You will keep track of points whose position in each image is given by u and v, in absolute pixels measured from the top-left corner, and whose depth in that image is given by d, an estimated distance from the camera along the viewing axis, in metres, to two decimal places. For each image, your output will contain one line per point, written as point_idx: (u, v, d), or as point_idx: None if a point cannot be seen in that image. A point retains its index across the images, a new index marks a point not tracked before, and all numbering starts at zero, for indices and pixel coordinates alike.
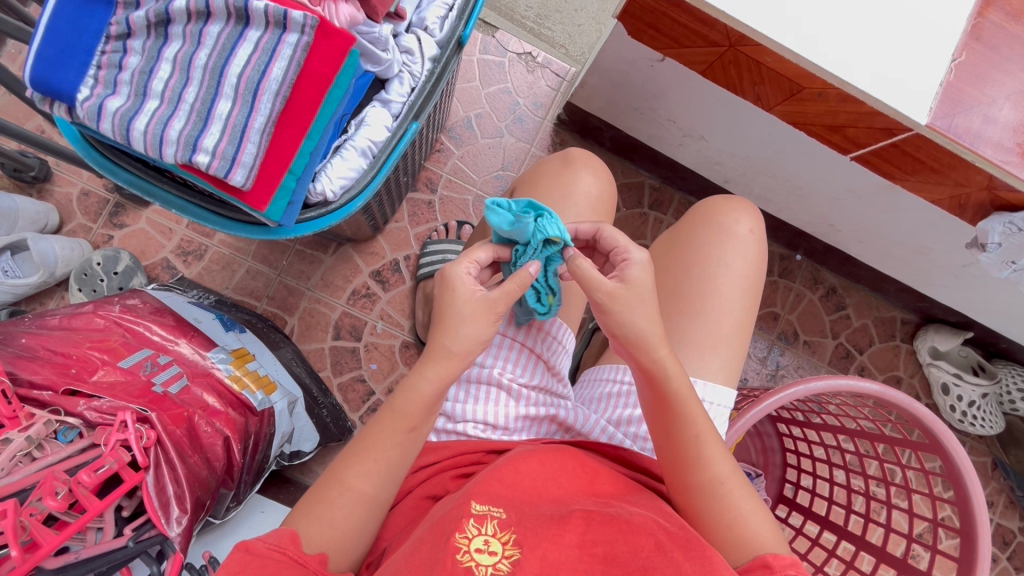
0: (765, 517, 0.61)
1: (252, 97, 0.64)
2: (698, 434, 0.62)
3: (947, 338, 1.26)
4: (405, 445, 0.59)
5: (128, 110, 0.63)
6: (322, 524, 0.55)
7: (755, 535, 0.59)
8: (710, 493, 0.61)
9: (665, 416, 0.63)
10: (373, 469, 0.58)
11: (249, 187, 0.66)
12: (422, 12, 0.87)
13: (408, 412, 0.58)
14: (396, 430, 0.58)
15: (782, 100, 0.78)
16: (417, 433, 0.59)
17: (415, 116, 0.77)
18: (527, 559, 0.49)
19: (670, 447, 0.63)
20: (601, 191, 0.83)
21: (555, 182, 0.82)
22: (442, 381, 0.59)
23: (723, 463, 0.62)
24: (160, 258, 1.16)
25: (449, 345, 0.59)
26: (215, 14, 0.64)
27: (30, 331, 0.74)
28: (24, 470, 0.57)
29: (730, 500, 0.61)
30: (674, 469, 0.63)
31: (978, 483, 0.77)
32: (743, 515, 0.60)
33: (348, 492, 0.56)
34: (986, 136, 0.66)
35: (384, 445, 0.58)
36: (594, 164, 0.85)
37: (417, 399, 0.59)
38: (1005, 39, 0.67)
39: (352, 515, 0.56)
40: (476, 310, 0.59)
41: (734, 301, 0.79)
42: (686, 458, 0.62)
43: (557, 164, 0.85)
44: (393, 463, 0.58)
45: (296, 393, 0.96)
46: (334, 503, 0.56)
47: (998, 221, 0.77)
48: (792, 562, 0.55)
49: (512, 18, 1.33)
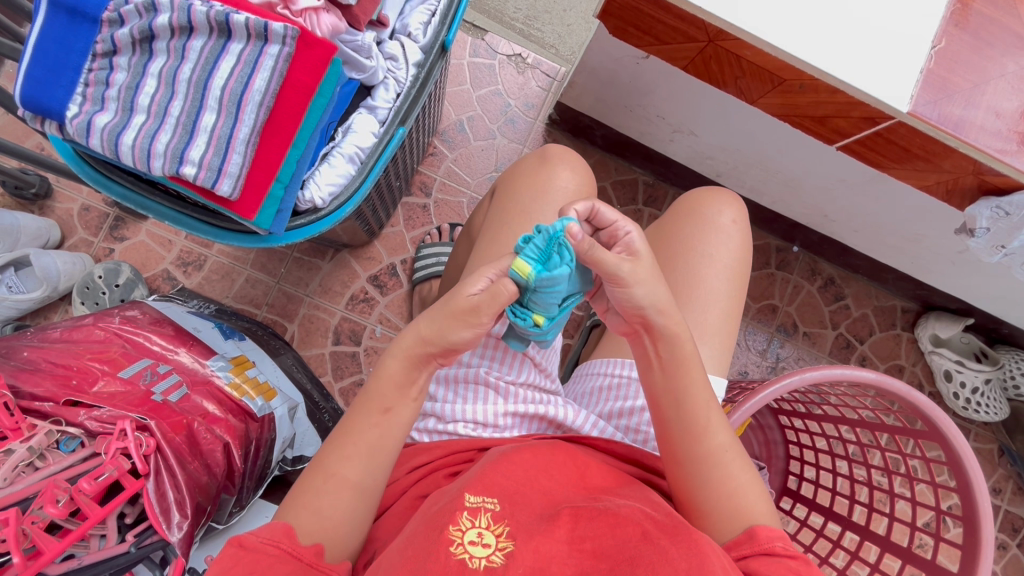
0: (760, 488, 0.62)
1: (236, 108, 0.66)
2: (701, 404, 0.62)
3: (948, 325, 1.26)
4: (382, 427, 0.60)
5: (116, 125, 0.65)
6: (310, 513, 0.56)
7: (750, 505, 0.60)
8: (710, 463, 0.61)
9: (666, 387, 0.63)
10: (355, 454, 0.58)
11: (237, 197, 0.67)
12: (405, 18, 0.88)
13: (382, 394, 0.60)
14: (370, 411, 0.60)
15: (766, 93, 0.78)
16: (392, 415, 0.60)
17: (402, 120, 0.78)
18: (521, 550, 0.50)
19: (673, 416, 0.62)
20: (579, 186, 0.83)
21: (532, 180, 0.83)
22: (409, 362, 0.60)
23: (723, 434, 0.63)
24: (160, 269, 1.18)
25: (424, 334, 0.59)
26: (197, 29, 0.66)
27: (32, 344, 0.76)
28: (27, 479, 0.59)
29: (730, 471, 0.61)
30: (676, 439, 0.62)
31: (985, 484, 0.76)
32: (742, 486, 0.61)
33: (332, 478, 0.57)
34: (969, 121, 0.67)
35: (362, 430, 0.59)
36: (572, 160, 0.85)
37: (385, 378, 0.60)
38: (986, 25, 0.67)
39: (339, 502, 0.57)
40: (444, 310, 0.57)
41: (720, 291, 0.80)
42: (689, 427, 0.62)
43: (534, 162, 0.85)
44: (372, 449, 0.59)
45: (296, 398, 0.97)
46: (320, 492, 0.57)
47: (986, 206, 0.77)
48: (781, 534, 0.57)
49: (501, 20, 1.33)
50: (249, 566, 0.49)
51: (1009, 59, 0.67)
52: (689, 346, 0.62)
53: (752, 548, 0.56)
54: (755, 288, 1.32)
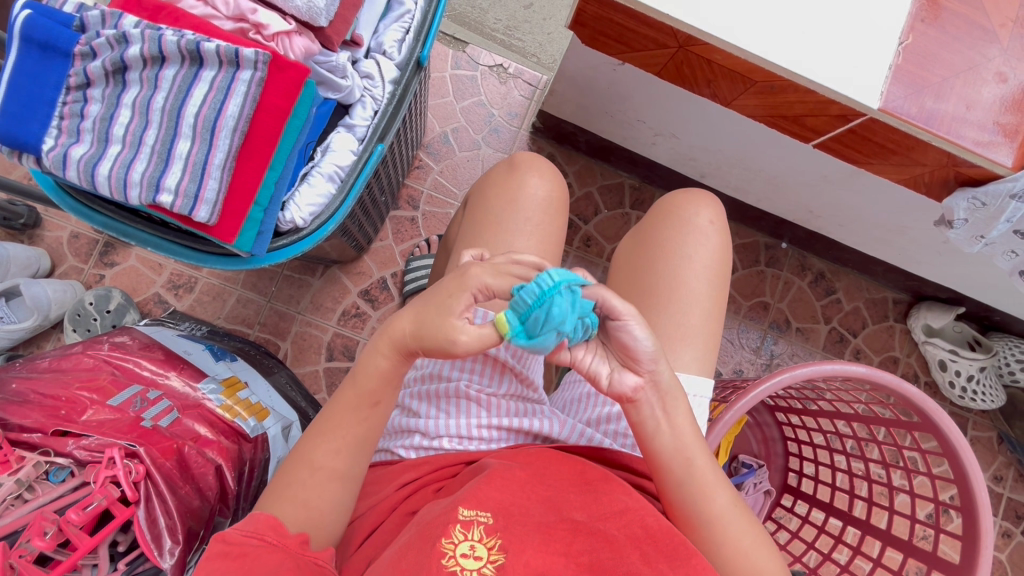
0: (768, 544, 0.61)
1: (210, 134, 0.67)
2: (699, 464, 0.62)
3: (940, 315, 1.26)
4: (370, 420, 0.60)
5: (91, 156, 0.66)
6: (297, 504, 0.57)
7: (759, 563, 0.59)
8: (713, 522, 0.61)
9: (669, 448, 0.63)
10: (341, 445, 0.59)
11: (215, 222, 0.68)
12: (379, 36, 0.89)
13: (371, 387, 0.60)
14: (359, 405, 0.60)
15: (739, 94, 0.79)
16: (381, 408, 0.60)
17: (381, 137, 0.78)
18: (512, 564, 0.51)
19: (673, 476, 0.63)
20: (550, 192, 0.83)
21: (503, 189, 0.83)
22: (396, 358, 0.59)
23: (725, 492, 0.63)
24: (151, 293, 1.18)
25: (402, 331, 0.58)
26: (169, 58, 0.67)
27: (20, 375, 0.76)
28: (15, 512, 0.60)
29: (734, 531, 0.61)
30: (677, 500, 0.63)
31: (990, 514, 0.75)
32: (750, 545, 0.60)
33: (317, 471, 0.58)
34: (940, 116, 0.67)
35: (349, 423, 0.60)
36: (540, 165, 0.85)
37: (372, 373, 0.60)
38: (951, 19, 0.67)
39: (326, 492, 0.58)
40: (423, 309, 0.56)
41: (701, 292, 0.80)
42: (690, 488, 0.62)
43: (504, 170, 0.86)
44: (360, 439, 0.60)
45: (290, 417, 0.96)
46: (306, 484, 0.57)
47: (963, 197, 0.78)
48: None
49: (481, 31, 1.35)
50: (233, 563, 0.49)
51: (976, 52, 0.67)
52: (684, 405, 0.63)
53: None
54: (747, 286, 1.33)
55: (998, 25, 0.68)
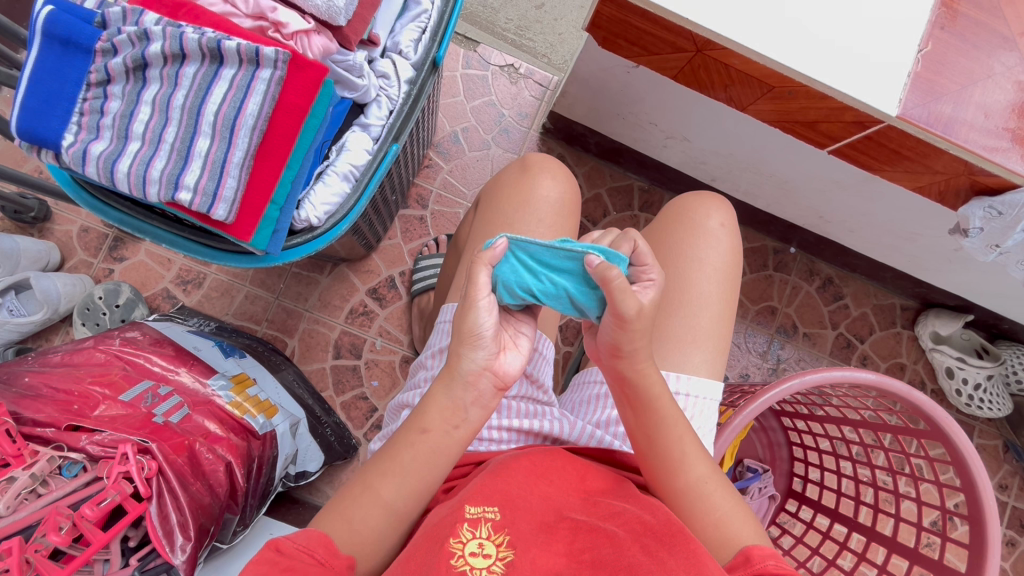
0: (746, 515, 0.62)
1: (229, 132, 0.67)
2: (675, 439, 0.62)
3: (948, 322, 1.26)
4: (417, 447, 0.58)
5: (112, 153, 0.66)
6: (342, 522, 0.56)
7: (737, 531, 0.60)
8: (692, 495, 0.62)
9: (636, 424, 0.63)
10: (393, 470, 0.57)
11: (232, 220, 0.68)
12: (396, 36, 0.89)
13: (417, 415, 0.59)
14: (409, 430, 0.58)
15: (755, 99, 0.79)
16: (430, 436, 0.58)
17: (396, 136, 0.80)
18: (520, 561, 0.52)
19: (649, 453, 0.63)
20: (562, 194, 0.83)
21: (515, 191, 0.83)
22: (433, 395, 0.58)
23: (702, 465, 0.63)
24: (160, 288, 1.18)
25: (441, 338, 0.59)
26: (190, 56, 0.67)
27: (33, 369, 0.77)
28: (30, 506, 0.61)
29: (713, 501, 0.61)
30: (655, 474, 0.63)
31: (998, 525, 0.74)
32: (724, 515, 0.61)
33: (368, 491, 0.57)
34: (958, 123, 0.67)
35: (399, 446, 0.58)
36: (551, 167, 0.85)
37: (429, 399, 0.58)
38: (971, 27, 0.67)
39: (370, 517, 0.56)
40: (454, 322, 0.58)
41: (712, 295, 0.80)
42: (666, 462, 0.62)
43: (516, 172, 0.85)
44: (411, 467, 0.57)
45: (298, 414, 0.97)
46: (355, 502, 0.57)
47: (978, 206, 0.78)
48: (773, 552, 0.57)
49: (492, 31, 1.34)
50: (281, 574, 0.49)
51: (995, 60, 0.67)
52: (658, 387, 0.61)
53: (746, 570, 0.56)
54: (755, 290, 1.32)
55: (1017, 33, 0.68)
